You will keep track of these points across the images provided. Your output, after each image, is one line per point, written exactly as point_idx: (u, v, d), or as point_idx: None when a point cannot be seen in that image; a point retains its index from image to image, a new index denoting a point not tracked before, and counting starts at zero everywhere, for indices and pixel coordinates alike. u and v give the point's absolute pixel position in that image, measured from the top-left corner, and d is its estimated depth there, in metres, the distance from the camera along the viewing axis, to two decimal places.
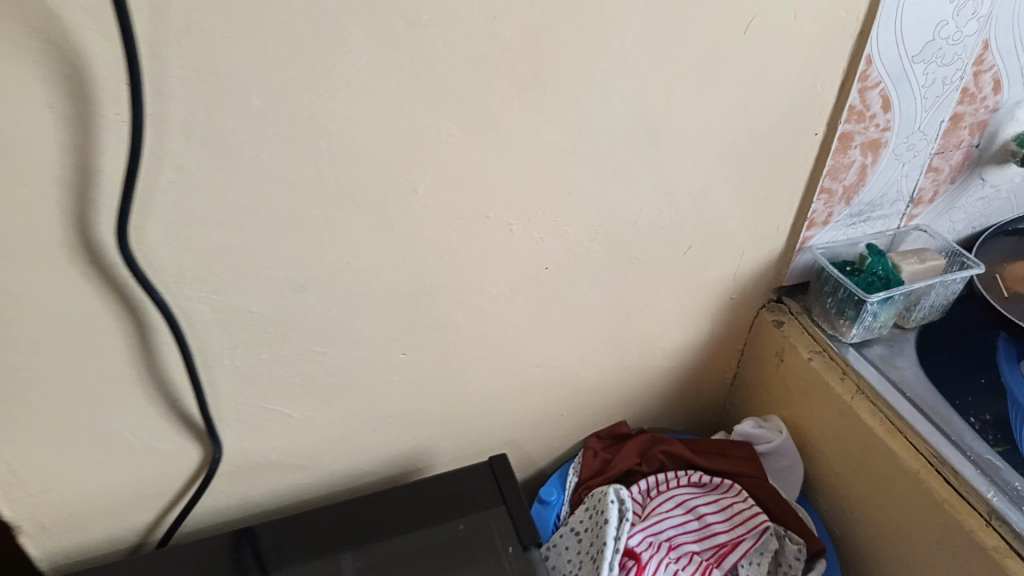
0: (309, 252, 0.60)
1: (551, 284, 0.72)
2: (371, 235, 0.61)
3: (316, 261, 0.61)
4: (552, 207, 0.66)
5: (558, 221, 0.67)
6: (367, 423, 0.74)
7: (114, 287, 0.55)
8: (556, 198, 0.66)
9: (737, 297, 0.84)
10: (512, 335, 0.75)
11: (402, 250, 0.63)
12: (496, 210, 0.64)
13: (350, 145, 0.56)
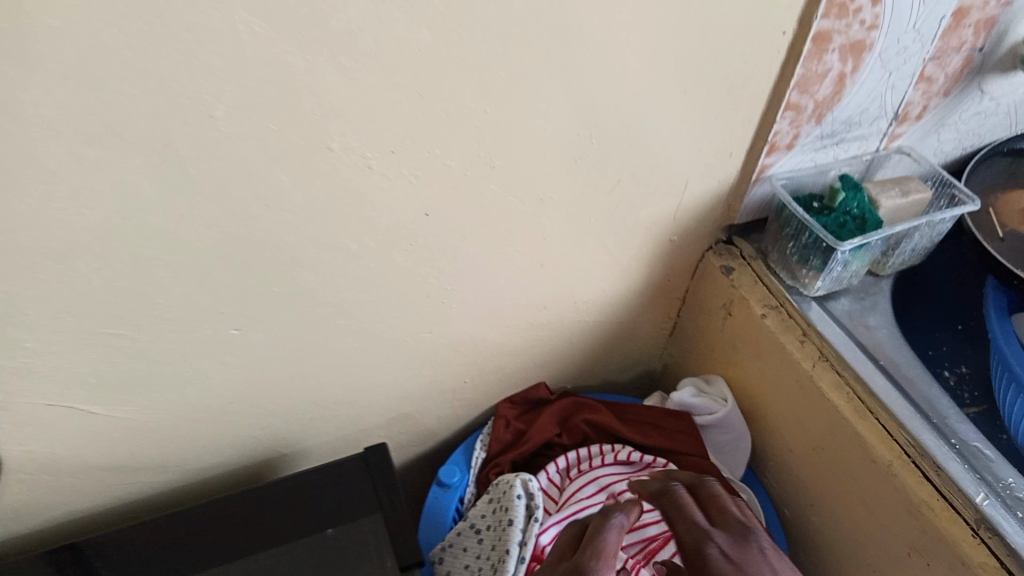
0: (66, 209, 0.41)
1: (439, 236, 0.55)
2: (158, 184, 0.43)
3: (81, 220, 0.42)
4: (428, 138, 0.48)
5: (439, 158, 0.50)
6: (206, 405, 0.59)
7: None
8: (430, 124, 0.47)
9: (679, 239, 0.68)
10: (387, 297, 0.58)
11: (212, 201, 0.45)
12: (342, 142, 0.46)
13: (93, 58, 0.36)
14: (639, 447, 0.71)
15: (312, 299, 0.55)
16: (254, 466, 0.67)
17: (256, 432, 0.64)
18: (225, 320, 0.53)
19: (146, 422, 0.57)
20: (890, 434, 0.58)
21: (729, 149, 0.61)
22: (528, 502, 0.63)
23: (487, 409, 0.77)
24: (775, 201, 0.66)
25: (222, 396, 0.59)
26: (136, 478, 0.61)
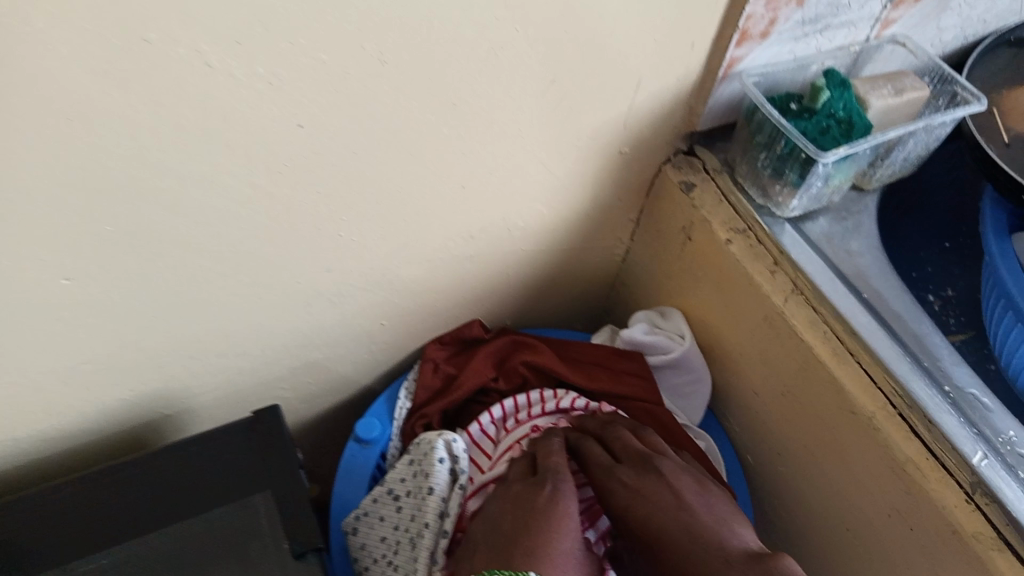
0: None
1: (320, 151, 0.43)
2: None
3: None
4: (286, 24, 0.36)
5: (304, 49, 0.37)
6: (45, 367, 0.47)
7: None
8: (287, 5, 0.35)
9: (631, 151, 0.56)
10: (263, 228, 0.47)
11: None
12: (161, 30, 0.33)
13: None
14: (583, 391, 0.62)
15: (162, 234, 0.43)
16: (130, 431, 0.57)
17: (119, 393, 0.53)
18: (41, 267, 0.41)
19: None
20: (874, 382, 0.49)
21: (691, 38, 0.48)
22: (451, 466, 0.54)
23: (413, 352, 0.66)
24: (745, 102, 0.54)
25: (67, 356, 0.48)
26: None
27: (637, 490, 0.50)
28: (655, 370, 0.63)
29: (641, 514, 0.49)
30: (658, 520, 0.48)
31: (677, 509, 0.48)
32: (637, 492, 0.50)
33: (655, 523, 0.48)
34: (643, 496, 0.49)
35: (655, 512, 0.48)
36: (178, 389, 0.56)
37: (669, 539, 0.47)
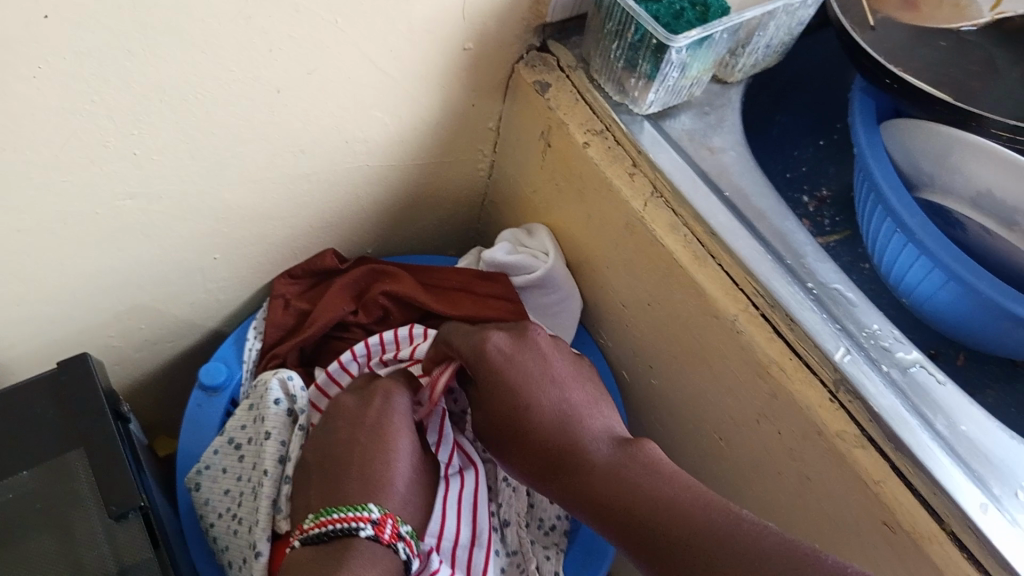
0: None
1: (76, 42, 0.36)
2: None
3: None
4: None
5: None
6: None
7: None
8: None
9: (476, 48, 0.50)
10: (27, 146, 0.39)
11: None
12: None
13: None
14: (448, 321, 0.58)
15: None
16: None
17: None
18: None
19: None
20: (736, 284, 0.46)
21: None
22: (289, 406, 0.51)
23: (262, 287, 0.60)
24: None
25: None
26: None
27: (510, 357, 0.50)
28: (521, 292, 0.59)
29: (507, 392, 0.49)
30: (527, 391, 0.49)
31: (547, 383, 0.50)
32: (509, 358, 0.50)
33: (523, 394, 0.49)
34: (514, 362, 0.50)
35: (524, 382, 0.49)
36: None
37: (523, 418, 0.48)
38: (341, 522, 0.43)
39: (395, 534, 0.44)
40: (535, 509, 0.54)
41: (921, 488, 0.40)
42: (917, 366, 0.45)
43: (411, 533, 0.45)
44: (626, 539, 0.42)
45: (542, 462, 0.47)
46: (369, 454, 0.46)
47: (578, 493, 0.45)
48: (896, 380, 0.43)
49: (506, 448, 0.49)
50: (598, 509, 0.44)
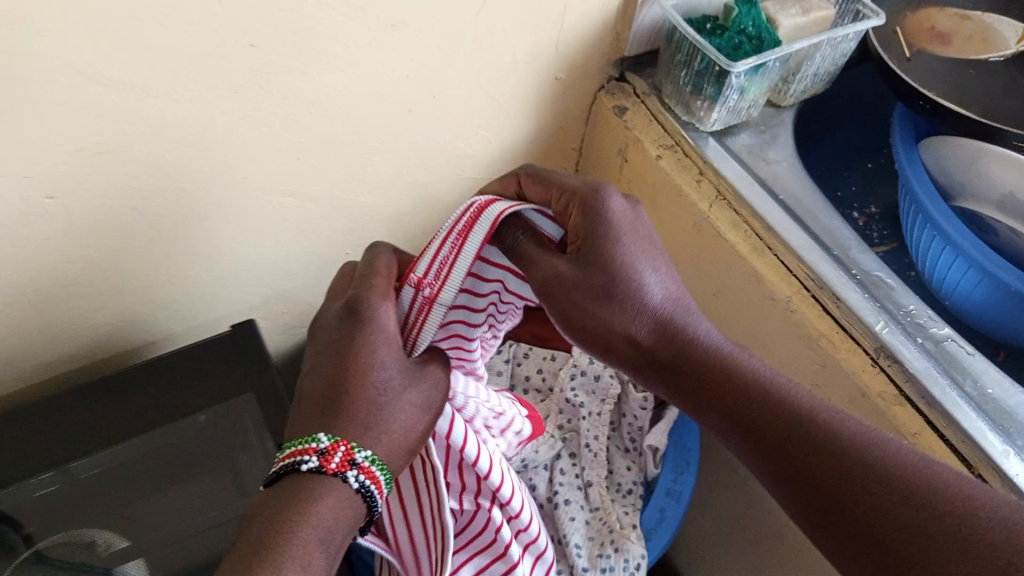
0: None
1: (270, 63, 0.47)
2: None
3: None
4: None
5: None
6: (31, 287, 0.51)
7: None
8: None
9: (565, 77, 0.61)
10: (225, 148, 0.51)
11: None
12: None
13: None
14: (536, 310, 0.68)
15: (127, 155, 0.47)
16: (115, 358, 0.61)
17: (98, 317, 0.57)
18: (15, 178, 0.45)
19: None
20: (789, 270, 0.54)
21: None
22: None
23: None
24: (668, 24, 0.59)
25: (56, 278, 0.52)
26: None
27: (632, 224, 0.44)
28: None
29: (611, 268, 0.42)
30: (646, 261, 0.43)
31: (655, 260, 0.44)
32: (632, 225, 0.44)
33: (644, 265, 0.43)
34: (634, 231, 0.44)
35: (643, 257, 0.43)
36: (159, 316, 0.60)
37: (627, 304, 0.42)
38: (286, 458, 0.38)
39: (346, 463, 0.38)
40: (614, 475, 0.62)
41: (951, 437, 0.47)
42: (949, 340, 0.51)
43: (370, 459, 0.39)
44: (762, 451, 0.39)
45: (647, 346, 0.43)
46: (354, 385, 0.40)
47: (700, 383, 0.42)
48: (930, 349, 0.50)
49: (597, 327, 0.43)
50: (732, 406, 0.41)
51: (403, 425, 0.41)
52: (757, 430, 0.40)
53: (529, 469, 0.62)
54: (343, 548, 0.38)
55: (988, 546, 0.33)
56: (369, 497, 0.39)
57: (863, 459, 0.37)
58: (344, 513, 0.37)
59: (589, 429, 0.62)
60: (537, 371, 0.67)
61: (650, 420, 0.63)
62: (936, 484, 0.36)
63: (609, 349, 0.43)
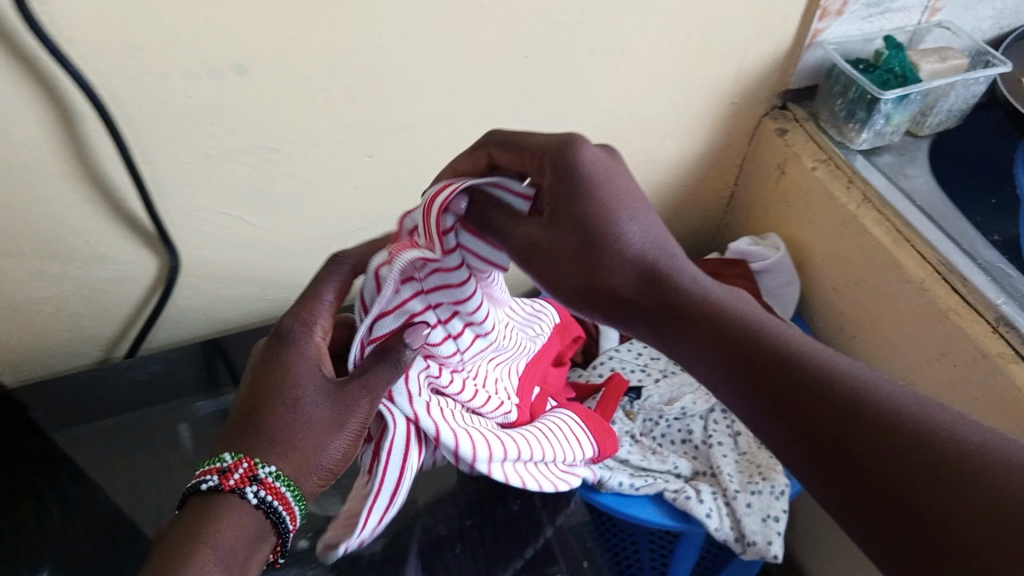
0: (246, 19, 0.52)
1: (532, 70, 0.65)
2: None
3: (255, 29, 0.53)
4: None
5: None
6: (335, 224, 0.70)
7: (23, 59, 0.49)
8: None
9: (738, 102, 0.76)
10: (486, 135, 0.69)
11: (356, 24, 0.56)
12: None
13: None
14: None
15: (424, 131, 0.66)
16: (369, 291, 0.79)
17: None
18: (351, 138, 0.64)
19: (288, 239, 0.70)
20: (922, 257, 0.67)
21: (783, 11, 0.69)
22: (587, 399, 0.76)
23: None
24: (828, 64, 0.74)
25: (350, 222, 0.71)
26: (278, 292, 0.74)
27: (608, 169, 0.43)
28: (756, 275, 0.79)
29: (580, 223, 0.43)
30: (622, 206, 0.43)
31: (633, 202, 0.44)
32: (609, 170, 0.43)
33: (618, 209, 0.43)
34: (611, 175, 0.43)
35: (620, 196, 0.43)
36: None
37: (604, 258, 0.43)
38: (194, 479, 0.44)
39: (246, 479, 0.44)
40: None
41: None
42: None
43: (273, 474, 0.44)
44: (765, 397, 0.37)
45: (637, 297, 0.43)
46: (285, 413, 0.45)
47: (678, 327, 0.41)
48: None
49: (580, 284, 0.44)
50: (706, 346, 0.40)
51: (321, 439, 0.46)
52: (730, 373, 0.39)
53: (688, 416, 0.76)
54: (259, 552, 0.44)
55: (995, 471, 0.31)
56: (270, 510, 0.44)
57: (849, 394, 0.35)
58: (242, 528, 0.43)
59: None
60: None
61: None
62: (932, 421, 0.33)
63: (590, 303, 0.44)
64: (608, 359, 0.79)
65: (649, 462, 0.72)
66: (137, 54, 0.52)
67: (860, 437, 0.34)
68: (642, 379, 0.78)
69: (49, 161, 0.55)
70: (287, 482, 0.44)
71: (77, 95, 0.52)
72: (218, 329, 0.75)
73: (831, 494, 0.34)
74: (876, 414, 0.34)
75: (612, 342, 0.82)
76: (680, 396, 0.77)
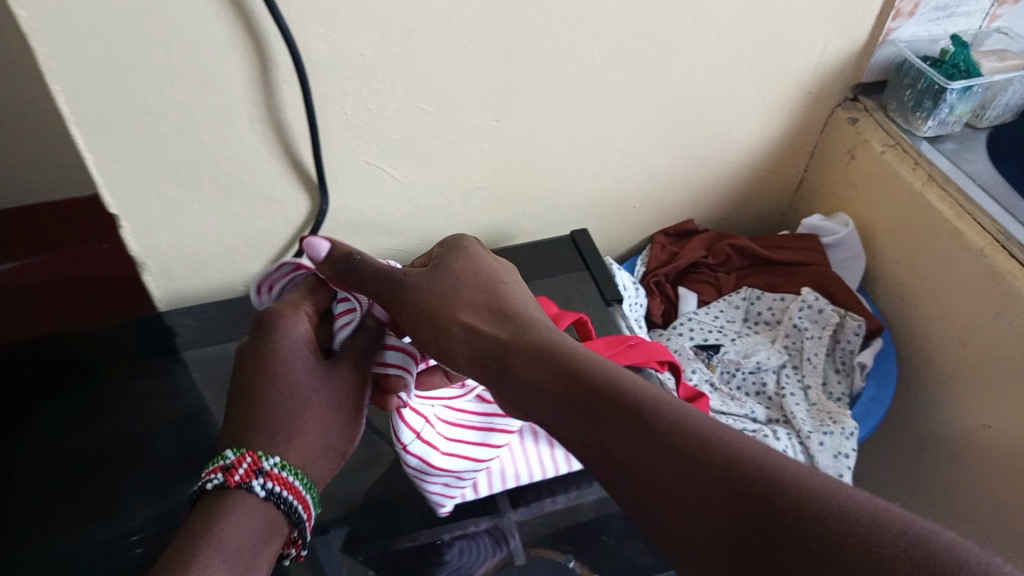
0: None
1: (644, 49, 0.73)
2: None
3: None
4: None
5: None
6: (458, 176, 0.79)
7: (239, 15, 0.58)
8: None
9: (816, 92, 0.85)
10: (596, 109, 0.77)
11: None
12: None
13: None
14: (770, 262, 0.91)
15: (546, 99, 0.74)
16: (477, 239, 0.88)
17: (479, 208, 0.84)
18: (485, 97, 0.72)
19: (418, 187, 0.79)
20: (984, 229, 0.75)
21: (863, 11, 0.77)
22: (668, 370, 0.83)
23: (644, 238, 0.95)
24: (898, 60, 0.83)
25: (472, 176, 0.80)
26: (402, 234, 0.84)
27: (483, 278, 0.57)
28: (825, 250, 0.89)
29: (456, 277, 0.56)
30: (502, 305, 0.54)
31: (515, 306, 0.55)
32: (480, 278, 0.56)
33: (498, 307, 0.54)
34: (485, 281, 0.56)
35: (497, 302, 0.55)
36: (512, 221, 0.87)
37: (472, 309, 0.54)
38: (204, 476, 0.50)
39: (252, 471, 0.49)
40: (828, 386, 0.83)
41: None
42: None
43: (278, 466, 0.50)
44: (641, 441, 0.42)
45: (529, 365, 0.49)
46: (297, 405, 0.54)
47: (570, 396, 0.46)
48: None
49: (447, 332, 0.53)
50: (567, 398, 0.46)
51: (327, 419, 0.55)
52: (585, 417, 0.45)
53: (762, 370, 0.84)
54: (272, 543, 0.49)
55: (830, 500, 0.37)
56: (278, 500, 0.49)
57: (677, 427, 0.42)
58: (253, 517, 0.48)
59: (811, 350, 0.84)
60: (768, 308, 0.89)
61: (860, 346, 0.84)
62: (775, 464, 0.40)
63: (486, 375, 0.51)
64: (688, 320, 0.88)
65: (728, 407, 0.81)
66: (330, 14, 0.60)
67: (726, 475, 0.39)
68: (719, 337, 0.86)
69: (242, 107, 0.65)
70: (295, 472, 0.51)
71: (277, 47, 0.61)
72: None
73: (729, 537, 0.38)
74: (696, 438, 0.41)
75: (690, 307, 0.91)
76: (755, 352, 0.85)
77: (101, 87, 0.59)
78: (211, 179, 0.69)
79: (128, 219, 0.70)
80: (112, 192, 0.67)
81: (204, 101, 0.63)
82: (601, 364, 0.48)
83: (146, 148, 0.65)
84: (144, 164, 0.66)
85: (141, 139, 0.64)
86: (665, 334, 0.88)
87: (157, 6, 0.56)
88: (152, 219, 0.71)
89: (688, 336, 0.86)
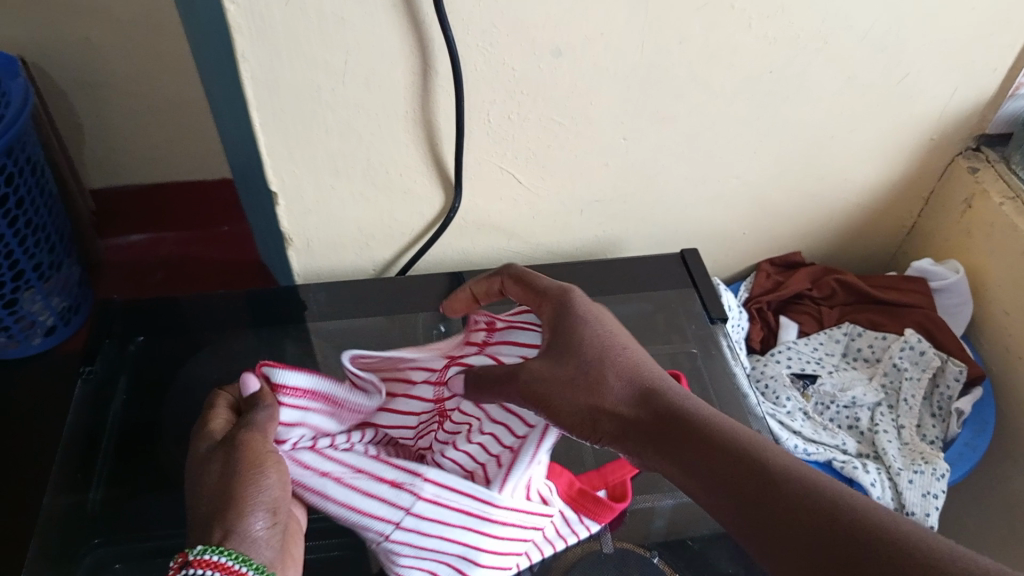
0: (572, 10, 0.66)
1: (773, 83, 0.76)
2: (629, 4, 0.66)
3: (578, 19, 0.67)
4: (793, 1, 0.68)
5: (796, 17, 0.70)
6: (581, 188, 0.84)
7: (410, 26, 0.65)
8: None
9: (938, 139, 0.86)
10: (719, 138, 0.81)
11: (651, 21, 0.68)
12: (741, 3, 0.68)
13: None
14: (876, 301, 0.93)
15: (674, 124, 0.78)
16: (590, 247, 0.93)
17: (597, 219, 0.89)
18: (618, 117, 0.77)
19: (545, 196, 0.84)
20: None
21: (996, 65, 0.78)
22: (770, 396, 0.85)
23: (750, 264, 0.99)
24: None
25: (595, 190, 0.85)
26: (522, 236, 0.89)
27: (605, 338, 0.58)
28: (933, 292, 0.92)
29: (586, 343, 0.57)
30: (624, 370, 0.57)
31: (639, 369, 0.57)
32: (605, 339, 0.58)
33: (620, 370, 0.57)
34: (609, 341, 0.58)
35: (620, 366, 0.57)
36: (626, 234, 0.91)
37: (599, 379, 0.56)
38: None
39: (182, 567, 0.48)
40: (922, 429, 0.84)
41: None
42: None
43: (201, 551, 0.48)
44: (763, 511, 0.47)
45: (652, 426, 0.54)
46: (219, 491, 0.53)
47: (692, 460, 0.51)
48: None
49: (579, 399, 0.56)
50: (699, 468, 0.51)
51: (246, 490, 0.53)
52: (721, 495, 0.49)
53: (857, 406, 0.86)
54: None
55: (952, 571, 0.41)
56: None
57: (805, 496, 0.46)
58: None
59: (908, 390, 0.86)
60: (868, 346, 0.91)
61: (960, 392, 0.85)
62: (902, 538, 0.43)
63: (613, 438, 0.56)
64: (787, 349, 0.90)
65: (819, 435, 0.82)
66: (490, 29, 0.66)
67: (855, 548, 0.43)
68: (817, 367, 0.88)
69: (399, 109, 0.72)
70: (222, 549, 0.49)
71: (439, 54, 0.67)
72: (469, 257, 0.92)
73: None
74: (829, 506, 0.46)
75: (789, 337, 0.93)
76: (851, 387, 0.87)
77: (285, 79, 0.67)
78: (364, 170, 0.77)
79: (285, 197, 0.78)
80: (275, 173, 0.75)
81: (369, 101, 0.70)
82: (717, 426, 0.52)
83: (310, 137, 0.73)
84: (308, 153, 0.74)
85: (309, 129, 0.72)
86: (762, 360, 0.90)
87: (343, 13, 0.63)
88: (307, 199, 0.79)
89: (786, 365, 0.88)
